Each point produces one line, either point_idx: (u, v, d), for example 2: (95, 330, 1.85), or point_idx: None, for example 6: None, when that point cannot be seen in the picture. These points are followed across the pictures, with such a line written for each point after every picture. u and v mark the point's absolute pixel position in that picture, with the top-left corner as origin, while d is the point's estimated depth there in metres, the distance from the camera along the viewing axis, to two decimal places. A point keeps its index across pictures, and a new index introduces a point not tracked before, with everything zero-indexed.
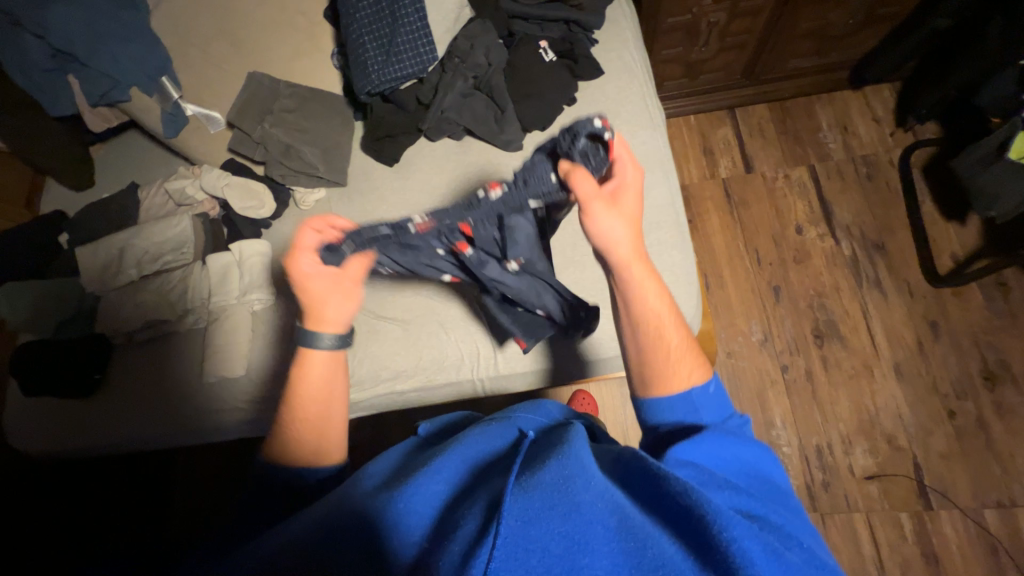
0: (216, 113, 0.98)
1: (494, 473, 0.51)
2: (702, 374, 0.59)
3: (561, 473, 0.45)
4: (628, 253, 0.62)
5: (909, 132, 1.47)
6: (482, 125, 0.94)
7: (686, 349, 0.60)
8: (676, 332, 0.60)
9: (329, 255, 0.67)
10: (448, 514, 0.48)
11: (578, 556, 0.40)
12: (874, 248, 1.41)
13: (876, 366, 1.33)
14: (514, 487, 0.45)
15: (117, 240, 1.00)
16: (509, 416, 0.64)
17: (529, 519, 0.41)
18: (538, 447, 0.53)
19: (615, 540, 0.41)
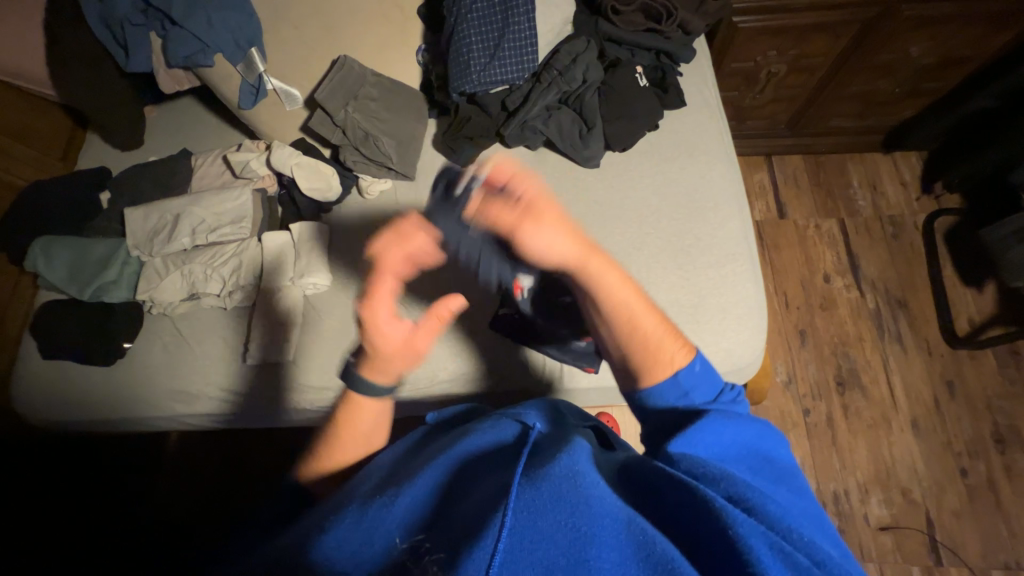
0: (295, 92, 0.98)
1: (500, 465, 0.47)
2: (686, 353, 0.58)
3: (570, 467, 0.42)
4: (577, 253, 0.59)
5: (934, 199, 1.56)
6: (565, 137, 0.96)
7: (664, 331, 0.59)
8: (649, 320, 0.59)
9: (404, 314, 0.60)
10: (447, 507, 0.44)
11: (586, 548, 0.37)
12: (896, 304, 1.47)
13: (894, 418, 1.36)
14: (520, 476, 0.42)
15: (174, 206, 0.98)
16: (519, 409, 0.58)
17: (537, 509, 0.39)
18: (549, 440, 0.49)
19: (626, 535, 0.39)
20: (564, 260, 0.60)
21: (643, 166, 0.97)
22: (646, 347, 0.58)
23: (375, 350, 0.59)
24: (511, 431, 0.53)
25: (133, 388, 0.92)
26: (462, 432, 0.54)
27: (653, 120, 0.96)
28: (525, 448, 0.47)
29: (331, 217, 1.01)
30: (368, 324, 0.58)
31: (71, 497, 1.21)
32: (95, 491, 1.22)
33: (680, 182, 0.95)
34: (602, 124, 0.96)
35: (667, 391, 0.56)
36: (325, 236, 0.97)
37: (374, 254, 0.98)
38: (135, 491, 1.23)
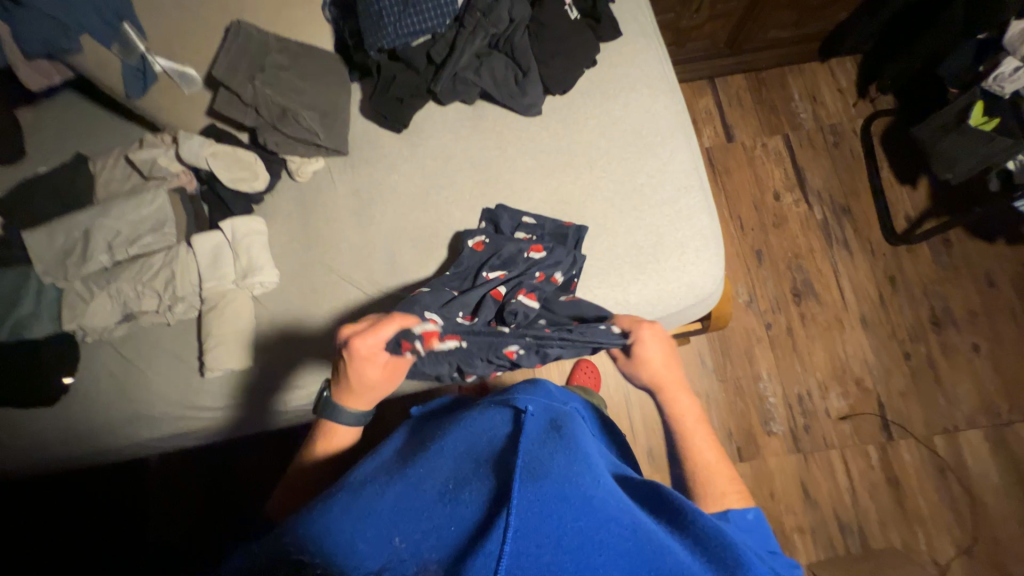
0: (190, 69, 0.88)
1: (494, 454, 0.47)
2: (741, 500, 0.57)
3: (571, 468, 0.43)
4: (658, 377, 0.68)
5: (869, 102, 1.60)
6: (501, 86, 0.90)
7: (720, 470, 0.60)
8: (709, 451, 0.61)
9: (393, 350, 0.61)
10: (438, 498, 0.43)
11: (593, 555, 0.38)
12: (842, 211, 1.54)
13: (845, 318, 1.46)
14: (522, 474, 0.41)
15: (81, 221, 0.87)
16: (508, 394, 0.58)
17: (541, 514, 0.39)
18: (544, 432, 0.49)
19: (631, 540, 0.39)
20: (646, 383, 0.70)
21: (587, 106, 0.93)
22: (701, 469, 0.60)
23: (356, 383, 0.61)
24: (501, 417, 0.52)
25: (88, 422, 0.86)
26: (454, 425, 0.54)
27: (590, 55, 0.91)
28: (523, 436, 0.47)
29: (264, 208, 0.94)
30: (357, 371, 0.60)
31: (52, 539, 1.16)
32: (77, 528, 1.17)
33: (625, 120, 0.92)
34: (538, 66, 0.90)
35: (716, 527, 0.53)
36: (260, 230, 0.90)
37: (320, 240, 0.92)
38: (120, 521, 1.19)
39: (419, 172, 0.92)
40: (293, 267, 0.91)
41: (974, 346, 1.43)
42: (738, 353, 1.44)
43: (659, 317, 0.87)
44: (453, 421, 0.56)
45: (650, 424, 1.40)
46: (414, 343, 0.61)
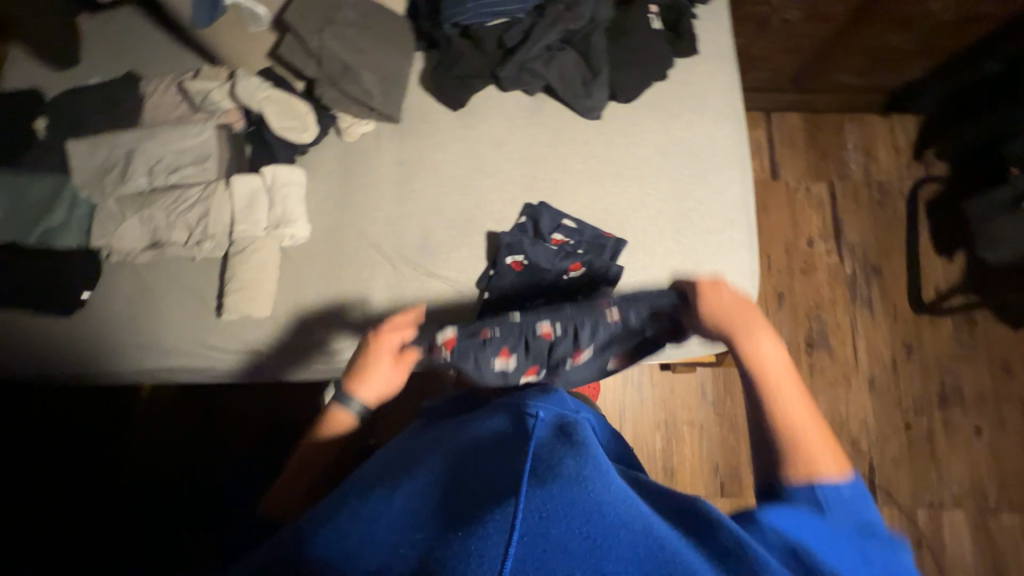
0: (262, 12, 0.82)
1: (504, 454, 0.49)
2: (839, 470, 0.49)
3: (578, 474, 0.43)
4: (726, 312, 0.65)
5: (923, 165, 1.57)
6: (566, 83, 0.88)
7: (818, 437, 0.52)
8: (805, 413, 0.54)
9: (419, 346, 0.72)
10: (446, 497, 0.45)
11: (601, 561, 0.36)
12: (872, 270, 1.52)
13: (853, 377, 1.45)
14: (529, 478, 0.42)
15: (125, 140, 0.87)
16: (519, 404, 0.61)
17: (547, 515, 0.39)
18: (554, 438, 0.50)
19: (641, 546, 0.37)
20: (712, 321, 0.66)
21: (647, 119, 0.91)
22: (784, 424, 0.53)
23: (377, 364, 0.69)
24: (509, 426, 0.55)
25: (100, 340, 0.86)
26: (468, 430, 0.58)
27: (662, 69, 0.89)
28: (531, 440, 0.49)
29: (306, 160, 0.93)
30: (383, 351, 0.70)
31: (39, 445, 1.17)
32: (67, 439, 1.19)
33: (683, 141, 0.90)
34: (608, 71, 0.88)
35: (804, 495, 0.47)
36: (299, 181, 0.89)
37: (355, 203, 0.91)
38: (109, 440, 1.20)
39: (467, 155, 0.91)
40: (324, 225, 0.90)
41: (976, 428, 1.42)
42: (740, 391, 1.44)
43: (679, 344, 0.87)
44: (467, 425, 0.59)
45: (639, 443, 1.40)
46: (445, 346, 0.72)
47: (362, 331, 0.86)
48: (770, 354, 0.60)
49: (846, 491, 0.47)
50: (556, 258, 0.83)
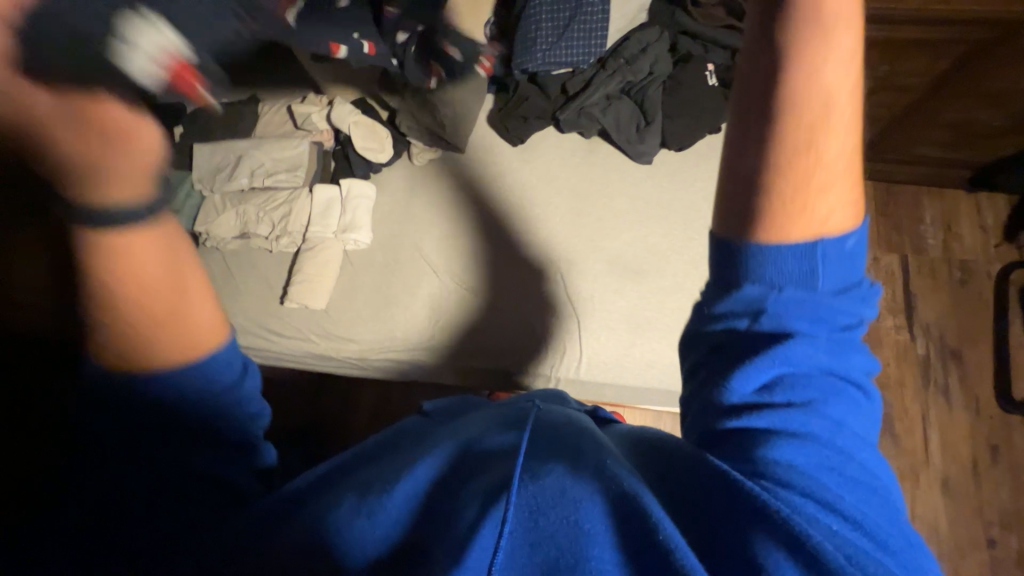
0: None
1: (496, 449, 0.47)
2: (845, 223, 0.44)
3: (567, 469, 0.43)
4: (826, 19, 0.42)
5: (1016, 249, 1.43)
6: (620, 129, 0.94)
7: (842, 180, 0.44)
8: (836, 150, 0.43)
9: None
10: (442, 493, 0.44)
11: (588, 547, 0.38)
12: (950, 354, 1.37)
13: (923, 473, 1.28)
14: (520, 471, 0.43)
15: (236, 147, 1.03)
16: (525, 404, 0.60)
17: (536, 508, 0.40)
18: (548, 431, 0.50)
19: (624, 532, 0.38)
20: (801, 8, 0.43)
21: (698, 169, 0.94)
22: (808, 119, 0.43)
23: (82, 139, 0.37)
24: (508, 419, 0.54)
25: None
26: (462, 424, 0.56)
27: (717, 123, 0.93)
28: (525, 436, 0.47)
29: (379, 177, 1.04)
30: None
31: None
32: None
33: None
34: (662, 120, 0.93)
35: (793, 257, 0.43)
36: (370, 196, 1.01)
37: (415, 217, 1.00)
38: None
39: (520, 186, 0.98)
40: (386, 234, 1.00)
41: None
42: None
43: None
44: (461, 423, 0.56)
45: None
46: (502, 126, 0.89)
47: (403, 335, 0.93)
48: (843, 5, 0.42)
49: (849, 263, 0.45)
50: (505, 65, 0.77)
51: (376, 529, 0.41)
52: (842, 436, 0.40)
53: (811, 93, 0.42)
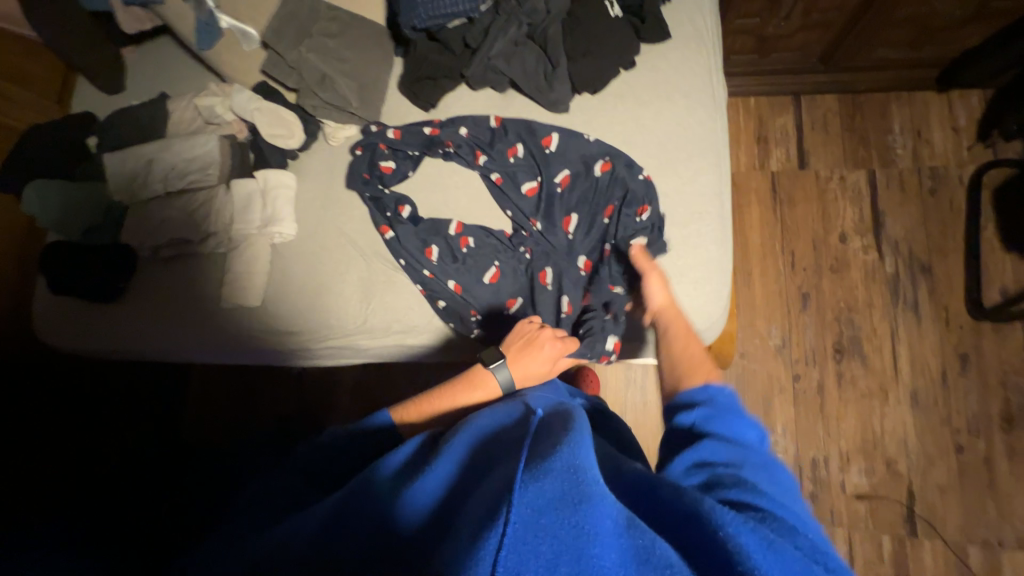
0: (251, 30, 0.94)
1: (501, 452, 0.52)
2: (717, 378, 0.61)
3: (571, 462, 0.44)
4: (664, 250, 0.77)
5: (988, 148, 1.35)
6: (529, 79, 0.88)
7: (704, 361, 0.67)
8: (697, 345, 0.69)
9: None
10: (460, 491, 0.49)
11: (588, 546, 0.39)
12: (919, 269, 1.33)
13: (891, 389, 1.29)
14: (523, 473, 0.43)
15: (145, 151, 1.00)
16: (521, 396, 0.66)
17: (541, 507, 0.41)
18: (551, 426, 0.53)
19: (624, 537, 0.41)
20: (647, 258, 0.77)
21: (617, 111, 0.88)
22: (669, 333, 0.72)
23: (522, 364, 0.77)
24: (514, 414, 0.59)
25: (126, 329, 1.00)
26: (463, 423, 0.60)
27: (627, 58, 0.87)
28: (526, 437, 0.50)
29: (297, 164, 1.01)
30: None
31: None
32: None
33: (652, 131, 0.86)
34: (568, 62, 0.87)
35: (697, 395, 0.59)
36: (288, 184, 0.98)
37: (336, 200, 0.98)
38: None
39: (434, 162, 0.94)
40: (309, 222, 0.98)
41: None
42: (754, 400, 1.32)
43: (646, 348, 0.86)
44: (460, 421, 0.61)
45: None
46: (388, 166, 0.93)
47: (338, 323, 0.93)
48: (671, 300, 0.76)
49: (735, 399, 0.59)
50: (411, 143, 0.93)
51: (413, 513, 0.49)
52: (791, 506, 0.48)
53: (675, 349, 0.70)
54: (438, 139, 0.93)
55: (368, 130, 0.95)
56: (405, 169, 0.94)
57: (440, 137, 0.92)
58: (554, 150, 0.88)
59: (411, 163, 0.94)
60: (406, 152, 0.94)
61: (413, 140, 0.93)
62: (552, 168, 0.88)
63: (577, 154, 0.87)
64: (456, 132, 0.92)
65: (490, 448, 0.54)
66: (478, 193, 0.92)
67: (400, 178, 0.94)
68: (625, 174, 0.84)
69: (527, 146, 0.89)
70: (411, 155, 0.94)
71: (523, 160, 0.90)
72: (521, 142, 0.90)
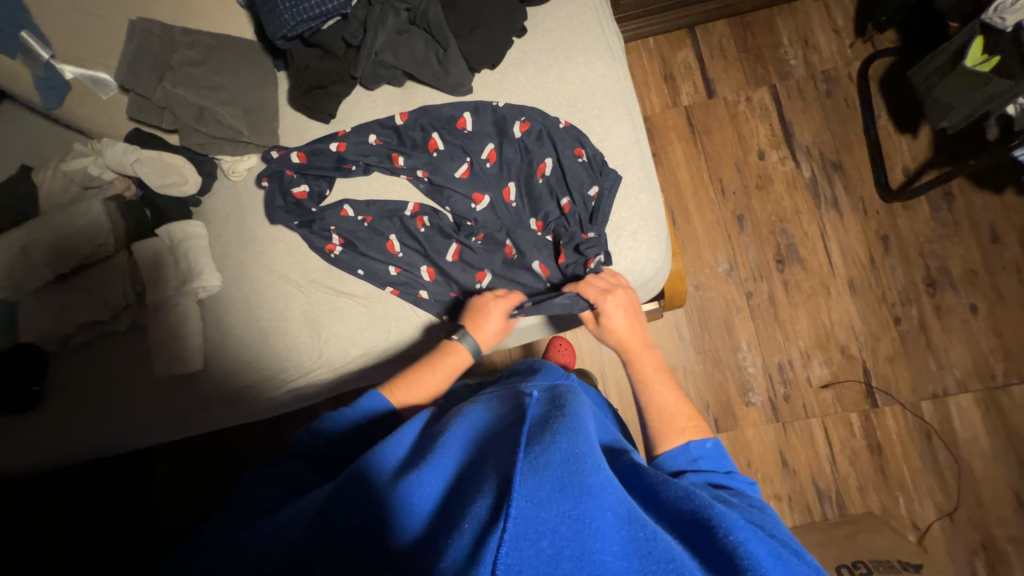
0: (103, 75, 0.83)
1: (499, 441, 0.52)
2: (697, 433, 0.61)
3: (570, 453, 0.46)
4: (631, 343, 0.73)
5: (868, 42, 1.44)
6: (422, 67, 0.84)
7: (680, 410, 0.65)
8: (671, 398, 0.66)
9: None
10: (460, 486, 0.49)
11: (590, 540, 0.40)
12: (832, 168, 1.42)
13: (832, 284, 1.39)
14: (523, 463, 0.45)
15: (18, 236, 0.87)
16: (514, 385, 0.66)
17: (540, 499, 0.42)
18: (544, 412, 0.54)
19: (625, 530, 0.43)
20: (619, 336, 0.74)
21: (519, 80, 0.86)
22: (663, 422, 0.63)
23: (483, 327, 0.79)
24: (506, 405, 0.59)
25: (57, 432, 0.90)
26: (454, 419, 0.61)
27: (518, 23, 0.84)
28: (523, 425, 0.51)
29: (202, 210, 0.94)
30: None
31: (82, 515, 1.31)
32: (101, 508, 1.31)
33: (558, 94, 0.85)
34: (458, 42, 0.83)
35: (678, 455, 0.58)
36: (198, 234, 0.90)
37: (255, 237, 0.91)
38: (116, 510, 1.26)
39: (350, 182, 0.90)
40: (234, 270, 0.92)
41: (971, 307, 1.33)
42: (716, 325, 1.40)
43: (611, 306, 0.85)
44: (451, 417, 0.62)
45: (626, 397, 1.43)
46: (300, 189, 0.88)
47: (292, 364, 0.88)
48: (652, 376, 0.69)
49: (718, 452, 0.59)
50: (319, 163, 0.88)
51: (409, 523, 0.47)
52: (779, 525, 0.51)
53: (653, 401, 0.66)
54: (343, 155, 0.87)
55: (270, 156, 0.90)
56: (320, 189, 0.89)
57: (348, 152, 0.87)
58: (472, 129, 0.85)
59: (325, 180, 0.89)
60: (314, 171, 0.88)
61: (322, 158, 0.88)
62: (477, 145, 0.85)
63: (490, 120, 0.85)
64: (364, 140, 0.87)
65: (484, 438, 0.54)
66: (405, 195, 0.88)
67: (319, 197, 0.89)
68: (580, 161, 0.81)
69: (445, 135, 0.85)
70: (320, 173, 0.88)
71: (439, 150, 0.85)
72: (436, 132, 0.85)
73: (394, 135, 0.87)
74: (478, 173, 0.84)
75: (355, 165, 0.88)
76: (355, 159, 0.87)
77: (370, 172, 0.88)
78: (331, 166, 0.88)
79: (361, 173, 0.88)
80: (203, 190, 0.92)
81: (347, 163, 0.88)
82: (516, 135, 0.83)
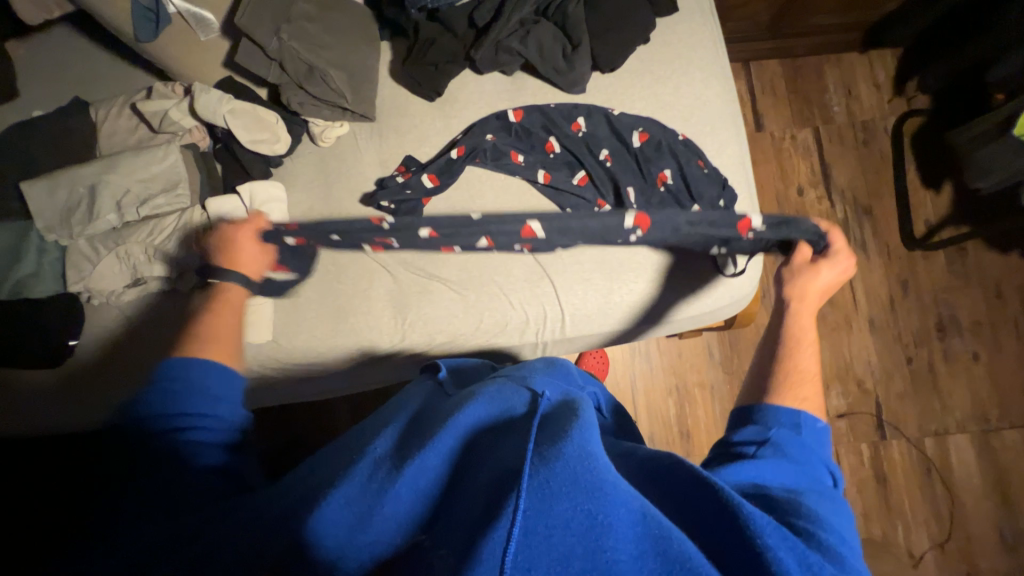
0: (209, 16, 0.77)
1: (507, 431, 0.47)
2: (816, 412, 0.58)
3: (584, 447, 0.41)
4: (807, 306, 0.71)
5: (905, 100, 1.55)
6: (546, 60, 0.83)
7: (811, 376, 0.63)
8: (811, 363, 0.64)
9: None
10: (460, 480, 0.45)
11: (603, 538, 0.37)
12: (863, 212, 1.52)
13: (854, 320, 1.48)
14: (532, 457, 0.41)
15: (84, 174, 0.79)
16: (524, 373, 0.60)
17: (550, 495, 0.38)
18: (558, 408, 0.50)
19: (640, 526, 0.39)
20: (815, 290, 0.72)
21: (635, 88, 0.87)
22: (786, 377, 0.63)
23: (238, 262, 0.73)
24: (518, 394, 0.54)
25: (95, 394, 0.82)
26: (461, 398, 0.55)
27: (646, 33, 0.85)
28: (535, 417, 0.46)
29: (283, 172, 0.88)
30: None
31: None
32: None
33: (673, 107, 0.86)
34: (588, 41, 0.83)
35: (785, 417, 0.55)
36: (280, 197, 0.84)
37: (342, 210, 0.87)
38: None
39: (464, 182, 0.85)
40: None
41: (974, 355, 1.45)
42: (745, 348, 1.47)
43: (722, 308, 0.86)
44: (461, 394, 0.56)
45: (654, 410, 1.46)
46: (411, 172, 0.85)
47: (371, 348, 0.84)
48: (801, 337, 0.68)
49: (821, 436, 0.56)
50: (445, 176, 0.84)
51: (391, 525, 0.42)
52: (835, 524, 0.45)
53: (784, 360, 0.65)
54: (467, 149, 0.84)
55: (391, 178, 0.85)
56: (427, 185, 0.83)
57: (468, 152, 0.84)
58: (585, 133, 0.85)
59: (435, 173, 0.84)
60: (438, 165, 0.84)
61: (445, 166, 0.84)
62: (593, 150, 0.85)
63: (602, 125, 0.85)
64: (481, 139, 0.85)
65: (494, 422, 0.50)
66: (514, 190, 0.85)
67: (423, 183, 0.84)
68: (703, 173, 0.83)
69: (562, 139, 0.85)
70: (442, 164, 0.84)
71: (558, 153, 0.85)
72: (553, 135, 0.85)
73: (512, 134, 0.86)
74: (602, 178, 0.84)
75: (471, 159, 0.85)
76: (483, 151, 0.84)
77: (491, 168, 0.85)
78: (445, 157, 0.85)
79: (486, 165, 0.85)
80: (290, 153, 0.88)
81: (473, 158, 0.84)
82: (635, 143, 0.84)
